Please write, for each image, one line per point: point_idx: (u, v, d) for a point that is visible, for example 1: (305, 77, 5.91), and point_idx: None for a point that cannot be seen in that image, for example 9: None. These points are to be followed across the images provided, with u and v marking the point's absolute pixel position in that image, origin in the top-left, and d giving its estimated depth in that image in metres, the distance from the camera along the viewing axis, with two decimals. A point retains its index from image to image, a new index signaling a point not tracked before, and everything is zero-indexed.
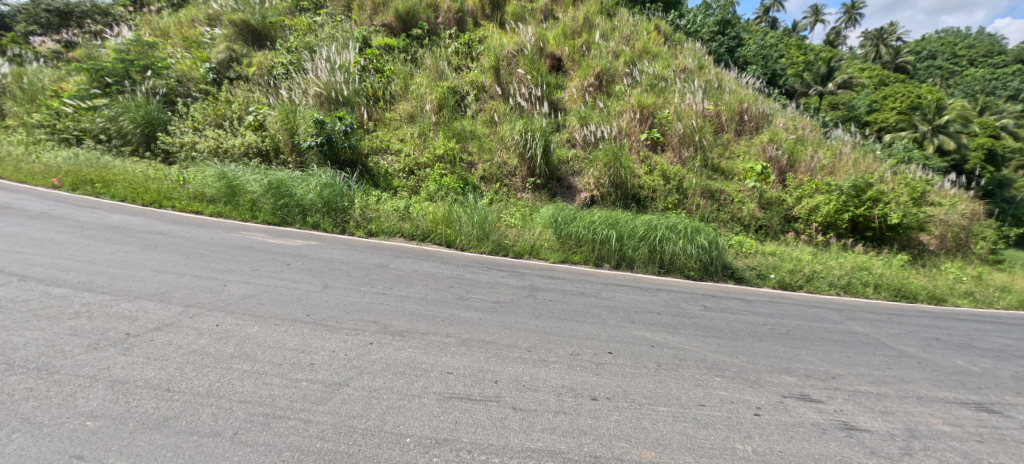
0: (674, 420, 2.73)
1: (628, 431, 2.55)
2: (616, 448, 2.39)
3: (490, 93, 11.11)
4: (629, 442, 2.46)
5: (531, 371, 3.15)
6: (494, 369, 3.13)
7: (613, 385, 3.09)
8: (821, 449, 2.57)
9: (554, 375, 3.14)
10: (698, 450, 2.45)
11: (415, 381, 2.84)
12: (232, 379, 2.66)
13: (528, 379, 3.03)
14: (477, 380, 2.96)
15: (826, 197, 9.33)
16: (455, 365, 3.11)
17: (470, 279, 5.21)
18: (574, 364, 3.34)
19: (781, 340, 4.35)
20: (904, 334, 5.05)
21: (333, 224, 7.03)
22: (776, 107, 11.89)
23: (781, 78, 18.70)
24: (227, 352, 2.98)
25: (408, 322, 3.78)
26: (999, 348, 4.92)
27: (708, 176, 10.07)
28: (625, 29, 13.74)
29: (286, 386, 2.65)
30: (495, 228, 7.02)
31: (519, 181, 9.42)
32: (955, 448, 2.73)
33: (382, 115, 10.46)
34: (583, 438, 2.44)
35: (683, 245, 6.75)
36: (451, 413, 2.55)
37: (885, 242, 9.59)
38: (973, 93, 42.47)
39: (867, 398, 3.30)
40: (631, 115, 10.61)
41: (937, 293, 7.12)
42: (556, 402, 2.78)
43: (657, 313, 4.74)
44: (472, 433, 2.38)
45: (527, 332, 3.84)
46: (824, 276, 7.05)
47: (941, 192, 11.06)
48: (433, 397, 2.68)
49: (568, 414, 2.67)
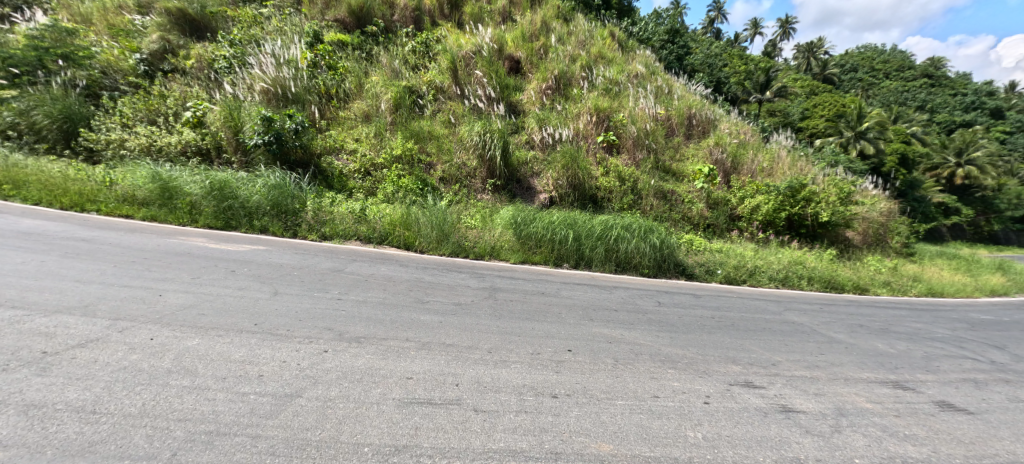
0: (630, 412, 2.83)
1: (587, 426, 2.62)
2: (576, 443, 2.44)
3: (448, 94, 11.05)
4: (588, 436, 2.52)
5: (492, 372, 3.15)
6: (455, 372, 3.10)
7: (573, 382, 3.15)
8: (763, 431, 2.76)
9: (515, 375, 3.16)
10: (653, 440, 2.56)
11: (373, 387, 2.76)
12: (169, 396, 2.46)
13: (489, 380, 3.03)
14: (438, 383, 2.92)
15: (766, 197, 10.08)
16: (415, 370, 3.05)
17: (430, 281, 5.15)
18: (534, 363, 3.37)
19: (727, 332, 4.64)
20: (833, 322, 5.54)
21: (284, 228, 6.69)
22: (721, 113, 12.59)
23: (725, 85, 19.87)
24: (164, 367, 2.75)
25: (365, 327, 3.66)
26: (910, 331, 5.52)
27: (660, 177, 10.52)
28: (581, 34, 14.03)
29: (232, 401, 2.49)
30: (454, 230, 6.97)
31: (478, 182, 9.44)
32: (877, 423, 3.03)
33: (336, 114, 10.13)
34: (544, 436, 2.48)
35: (637, 243, 7.04)
36: (411, 418, 2.50)
37: (817, 238, 10.50)
38: (890, 103, 47.11)
39: (802, 382, 3.59)
40: (588, 118, 10.88)
41: (860, 284, 7.91)
42: (518, 401, 2.81)
43: (614, 310, 4.92)
44: (433, 437, 2.35)
45: (488, 334, 3.83)
46: (765, 271, 7.60)
47: (865, 192, 12.12)
48: (392, 403, 2.62)
49: (530, 413, 2.70)
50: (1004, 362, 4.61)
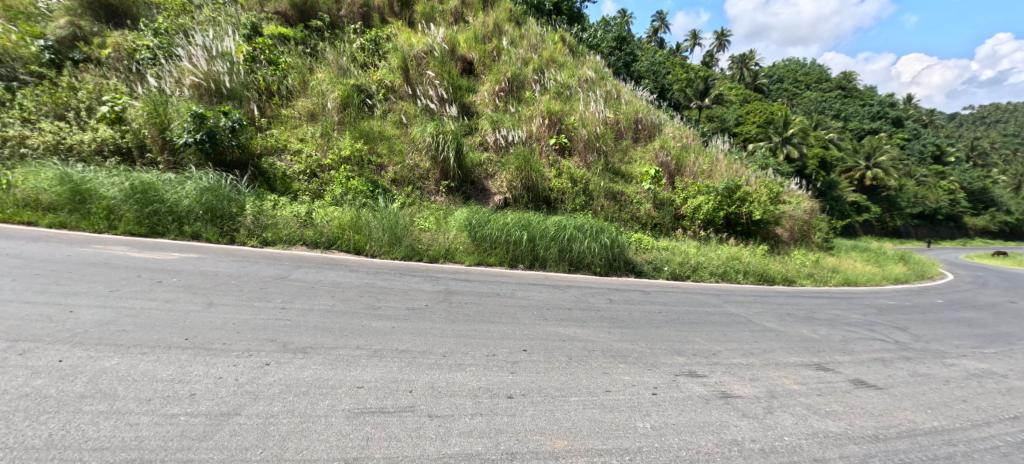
0: (584, 408, 2.80)
1: (542, 425, 2.56)
2: (531, 442, 2.39)
3: (399, 94, 10.77)
4: (544, 435, 2.47)
5: (448, 376, 2.98)
6: (409, 378, 2.89)
7: (527, 381, 3.06)
8: (706, 418, 2.85)
9: (470, 378, 3.01)
10: (606, 433, 2.55)
11: (320, 400, 2.52)
12: (83, 424, 2.13)
13: (445, 384, 2.86)
14: (391, 390, 2.71)
15: (706, 197, 10.76)
16: (367, 378, 2.81)
17: (382, 286, 4.95)
18: (490, 364, 3.25)
19: (673, 325, 4.90)
20: (766, 312, 6.01)
21: (219, 234, 6.19)
22: (665, 118, 13.28)
23: (669, 92, 21.00)
24: (75, 392, 2.38)
25: (312, 337, 3.35)
26: (830, 317, 6.11)
27: (610, 179, 10.90)
28: (533, 37, 14.25)
29: (158, 424, 2.18)
30: (408, 233, 6.79)
31: (432, 184, 9.30)
32: (805, 403, 3.21)
33: (277, 112, 9.56)
34: (500, 437, 2.40)
35: (589, 243, 7.26)
36: (361, 429, 2.31)
37: (751, 235, 11.38)
38: (808, 111, 52.08)
39: (740, 369, 3.75)
40: (541, 121, 11.05)
41: (788, 276, 8.67)
42: (473, 404, 2.68)
43: (568, 308, 5.04)
44: (385, 447, 2.19)
45: (444, 337, 3.66)
46: (706, 266, 8.12)
47: (792, 192, 13.26)
48: (341, 415, 2.41)
49: (486, 415, 2.59)
50: (906, 341, 5.16)
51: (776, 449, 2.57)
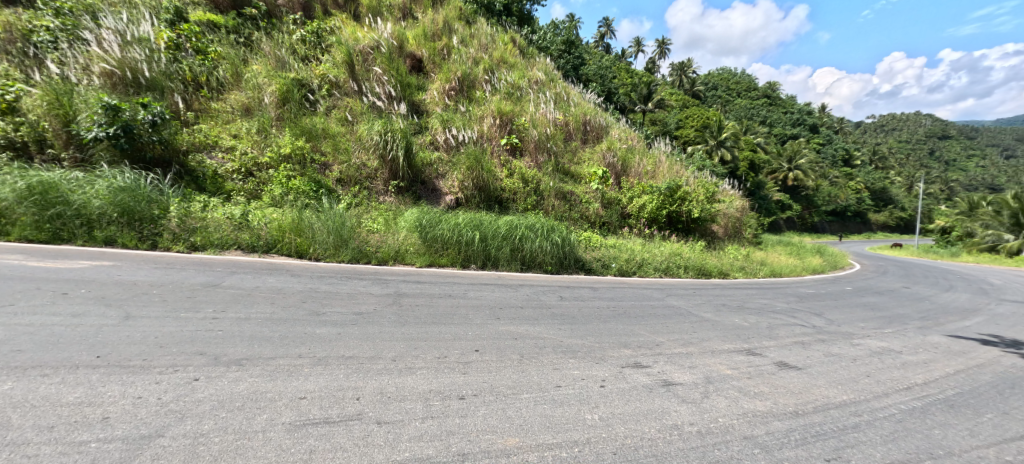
0: (536, 404, 2.79)
1: (495, 423, 2.51)
2: (484, 441, 2.33)
3: (344, 90, 10.34)
4: (496, 433, 2.42)
5: (397, 381, 2.87)
6: (355, 385, 2.75)
7: (480, 382, 3.02)
8: (649, 406, 2.92)
9: (421, 381, 2.92)
10: (556, 427, 2.54)
11: (257, 414, 2.33)
12: None
13: (394, 390, 2.76)
14: (336, 399, 2.57)
15: (650, 197, 11.27)
16: (310, 389, 2.65)
17: (325, 291, 4.71)
18: (441, 367, 3.18)
19: (620, 319, 5.07)
20: (704, 304, 6.39)
21: (138, 239, 5.62)
22: (611, 120, 13.76)
23: (616, 95, 21.78)
24: None
25: (247, 348, 3.11)
26: (760, 307, 6.61)
27: (560, 179, 11.11)
28: (483, 37, 14.23)
29: (62, 454, 1.89)
30: (354, 234, 6.52)
31: (380, 184, 9.00)
32: (736, 386, 3.37)
33: (206, 106, 8.82)
34: (451, 438, 2.31)
35: (540, 242, 7.36)
36: (305, 441, 2.14)
37: (690, 232, 12.07)
38: (740, 117, 56.13)
39: (680, 358, 3.92)
40: (492, 121, 11.03)
41: (723, 270, 9.29)
42: (424, 407, 2.59)
43: (520, 307, 5.06)
44: (330, 459, 2.04)
45: (392, 341, 3.53)
46: (650, 263, 8.51)
47: (727, 192, 14.22)
48: (281, 429, 2.23)
49: (437, 418, 2.50)
50: (822, 325, 5.67)
51: (713, 430, 2.67)
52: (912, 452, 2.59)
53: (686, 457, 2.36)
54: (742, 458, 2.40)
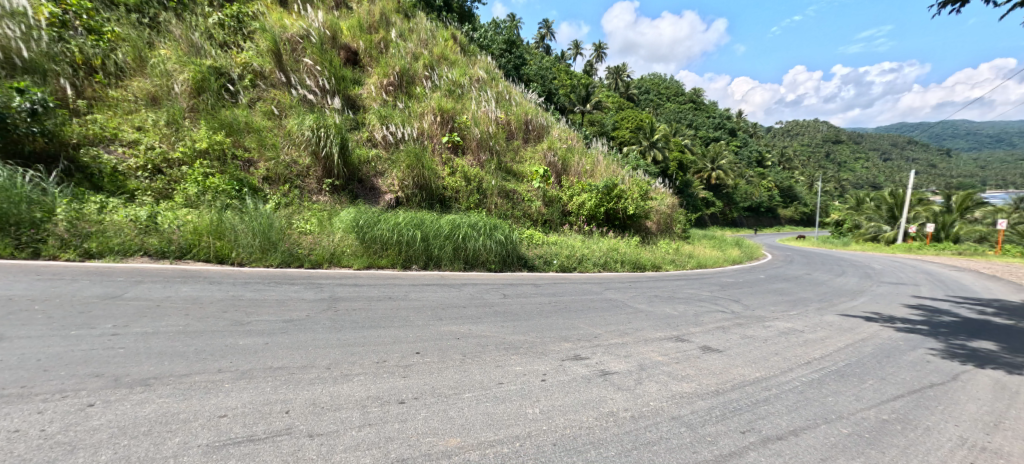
0: (478, 402, 2.78)
1: (436, 425, 2.46)
2: (424, 444, 2.27)
3: (270, 81, 9.67)
4: (437, 434, 2.37)
5: (331, 390, 2.72)
6: (284, 398, 2.57)
7: (421, 384, 2.94)
8: (588, 395, 3.01)
9: (357, 388, 2.79)
10: (499, 424, 2.54)
11: (168, 438, 2.09)
12: None
13: (328, 399, 2.61)
14: (262, 414, 2.38)
15: (589, 195, 11.67)
16: (232, 405, 2.43)
17: (250, 298, 4.36)
18: (380, 372, 3.06)
19: (561, 314, 5.20)
20: (639, 296, 6.73)
21: (17, 246, 4.85)
22: (552, 120, 14.06)
23: (556, 96, 22.28)
24: None
25: (156, 365, 2.80)
26: (688, 296, 7.09)
27: (503, 177, 11.15)
28: (423, 32, 13.94)
29: None
30: (284, 236, 6.10)
31: (313, 183, 8.49)
32: (667, 371, 3.57)
33: (104, 94, 7.81)
34: (390, 445, 2.23)
35: (483, 241, 7.35)
36: (225, 462, 1.96)
37: (627, 228, 12.67)
38: (670, 120, 59.78)
39: (617, 348, 4.09)
40: (433, 118, 10.83)
41: (656, 263, 9.85)
42: (361, 415, 2.47)
43: (462, 306, 5.01)
44: None
45: (326, 348, 3.34)
46: (590, 258, 8.81)
47: (658, 190, 15.08)
48: (197, 451, 2.02)
49: (375, 425, 2.40)
50: (741, 311, 6.19)
51: (646, 414, 2.80)
52: (814, 419, 2.89)
53: (621, 442, 2.46)
54: (672, 438, 2.54)
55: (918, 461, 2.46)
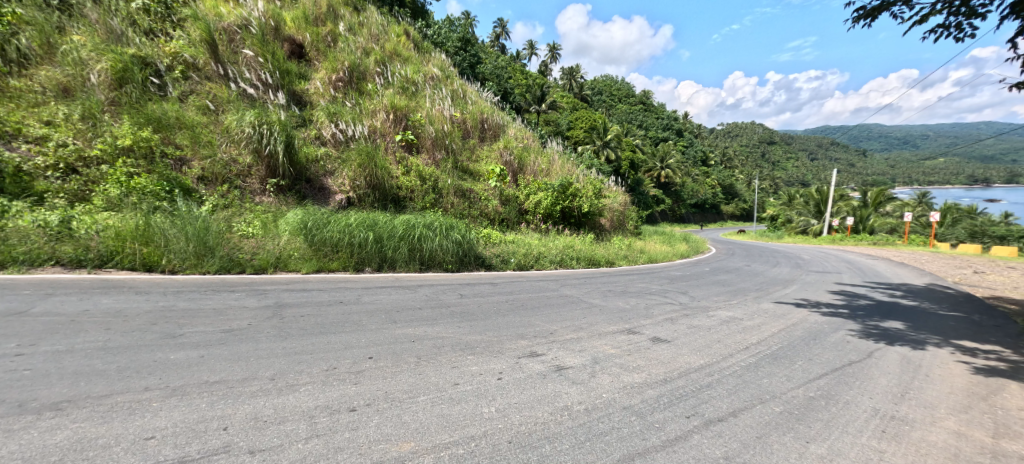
0: (434, 405, 2.73)
1: (389, 431, 2.40)
2: (377, 452, 2.20)
3: (205, 73, 9.02)
4: (389, 441, 2.31)
5: (275, 402, 2.58)
6: (222, 414, 2.41)
7: (373, 390, 2.86)
8: (543, 391, 3.04)
9: (304, 398, 2.66)
10: (454, 426, 2.52)
11: None
12: None
13: (272, 412, 2.47)
14: (196, 433, 2.21)
15: (545, 193, 11.81)
16: (160, 426, 2.24)
17: (184, 308, 4.04)
18: (329, 380, 2.93)
19: (517, 312, 5.23)
20: (593, 291, 6.90)
21: None
22: (507, 120, 14.11)
23: (511, 96, 22.38)
24: None
25: (70, 387, 2.53)
26: (639, 290, 7.37)
27: (459, 177, 11.03)
28: (373, 27, 13.57)
29: None
30: (223, 241, 5.72)
31: (255, 183, 7.98)
32: (619, 363, 3.68)
33: (4, 84, 6.96)
34: (340, 455, 2.14)
35: (440, 241, 7.25)
36: None
37: (582, 226, 12.96)
38: (621, 121, 61.84)
39: (571, 343, 4.17)
40: (385, 116, 10.55)
41: (610, 259, 10.16)
42: (308, 427, 2.36)
43: (418, 308, 4.91)
44: None
45: (269, 358, 3.16)
46: (546, 256, 8.94)
47: (612, 189, 15.54)
48: None
49: (323, 436, 2.30)
50: (687, 302, 6.51)
51: (598, 406, 2.88)
52: (751, 400, 3.09)
53: (575, 434, 2.51)
54: (622, 427, 2.62)
55: (839, 433, 2.69)
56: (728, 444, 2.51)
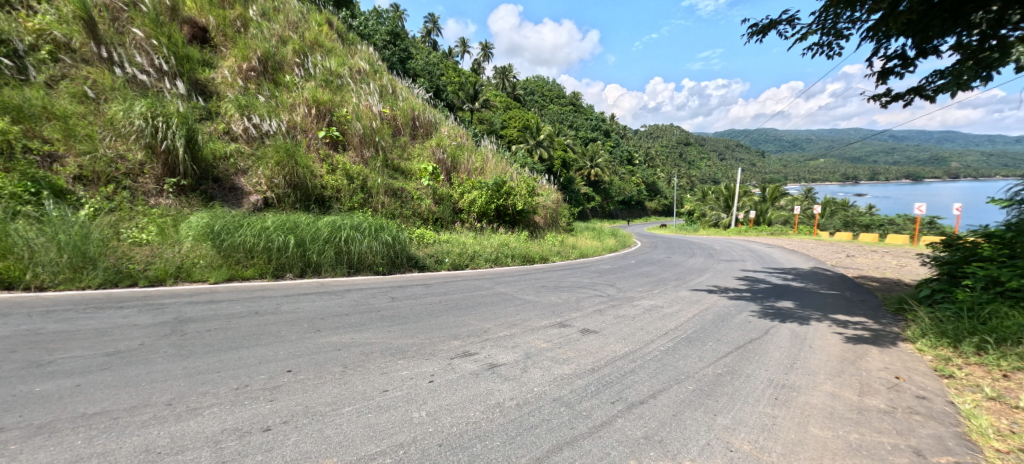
0: (359, 415, 2.59)
1: (309, 448, 2.23)
2: None
3: (81, 56, 7.79)
4: (308, 459, 2.15)
5: (172, 430, 2.29)
6: (103, 449, 2.09)
7: (291, 405, 2.65)
8: (475, 390, 3.02)
9: (208, 422, 2.39)
10: (381, 435, 2.40)
11: None
12: None
13: (168, 442, 2.19)
14: None
15: (479, 192, 11.75)
16: None
17: (56, 330, 3.46)
18: (240, 399, 2.67)
19: (451, 312, 5.15)
20: (527, 288, 7.00)
21: None
22: (440, 117, 13.86)
23: (445, 93, 22.05)
24: None
25: None
26: (571, 284, 7.61)
27: (390, 175, 10.59)
28: (291, 14, 12.67)
29: None
30: (108, 250, 5.00)
31: (150, 182, 6.98)
32: (550, 357, 3.76)
33: None
34: None
35: (369, 242, 6.92)
36: None
37: (516, 224, 13.10)
38: (553, 121, 63.61)
39: (504, 340, 4.19)
40: (306, 111, 9.89)
41: (544, 256, 10.37)
42: (212, 454, 2.13)
43: (345, 315, 4.64)
44: None
45: (166, 381, 2.80)
46: (481, 254, 8.92)
47: (545, 187, 15.87)
48: None
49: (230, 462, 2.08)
50: (615, 294, 6.83)
51: (529, 400, 2.91)
52: (669, 382, 3.31)
53: (506, 431, 2.52)
54: (551, 418, 2.67)
55: (742, 404, 2.97)
56: (648, 424, 2.66)
